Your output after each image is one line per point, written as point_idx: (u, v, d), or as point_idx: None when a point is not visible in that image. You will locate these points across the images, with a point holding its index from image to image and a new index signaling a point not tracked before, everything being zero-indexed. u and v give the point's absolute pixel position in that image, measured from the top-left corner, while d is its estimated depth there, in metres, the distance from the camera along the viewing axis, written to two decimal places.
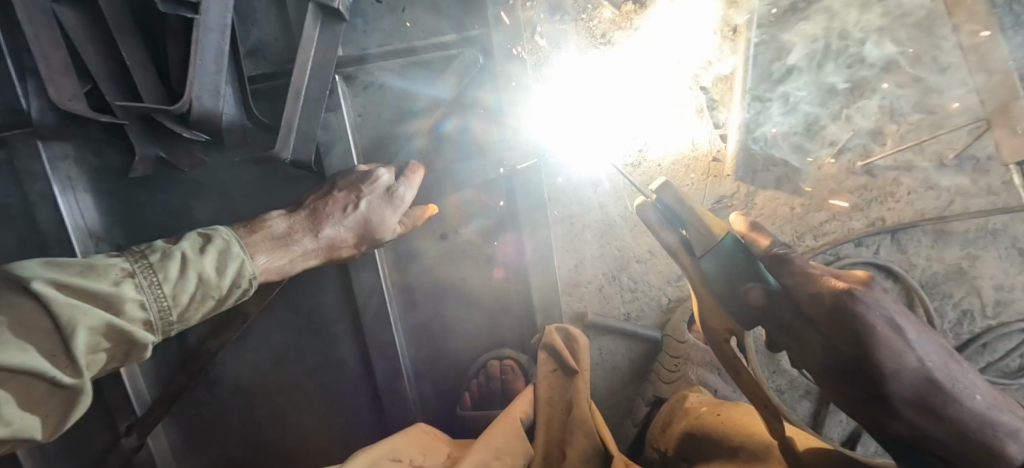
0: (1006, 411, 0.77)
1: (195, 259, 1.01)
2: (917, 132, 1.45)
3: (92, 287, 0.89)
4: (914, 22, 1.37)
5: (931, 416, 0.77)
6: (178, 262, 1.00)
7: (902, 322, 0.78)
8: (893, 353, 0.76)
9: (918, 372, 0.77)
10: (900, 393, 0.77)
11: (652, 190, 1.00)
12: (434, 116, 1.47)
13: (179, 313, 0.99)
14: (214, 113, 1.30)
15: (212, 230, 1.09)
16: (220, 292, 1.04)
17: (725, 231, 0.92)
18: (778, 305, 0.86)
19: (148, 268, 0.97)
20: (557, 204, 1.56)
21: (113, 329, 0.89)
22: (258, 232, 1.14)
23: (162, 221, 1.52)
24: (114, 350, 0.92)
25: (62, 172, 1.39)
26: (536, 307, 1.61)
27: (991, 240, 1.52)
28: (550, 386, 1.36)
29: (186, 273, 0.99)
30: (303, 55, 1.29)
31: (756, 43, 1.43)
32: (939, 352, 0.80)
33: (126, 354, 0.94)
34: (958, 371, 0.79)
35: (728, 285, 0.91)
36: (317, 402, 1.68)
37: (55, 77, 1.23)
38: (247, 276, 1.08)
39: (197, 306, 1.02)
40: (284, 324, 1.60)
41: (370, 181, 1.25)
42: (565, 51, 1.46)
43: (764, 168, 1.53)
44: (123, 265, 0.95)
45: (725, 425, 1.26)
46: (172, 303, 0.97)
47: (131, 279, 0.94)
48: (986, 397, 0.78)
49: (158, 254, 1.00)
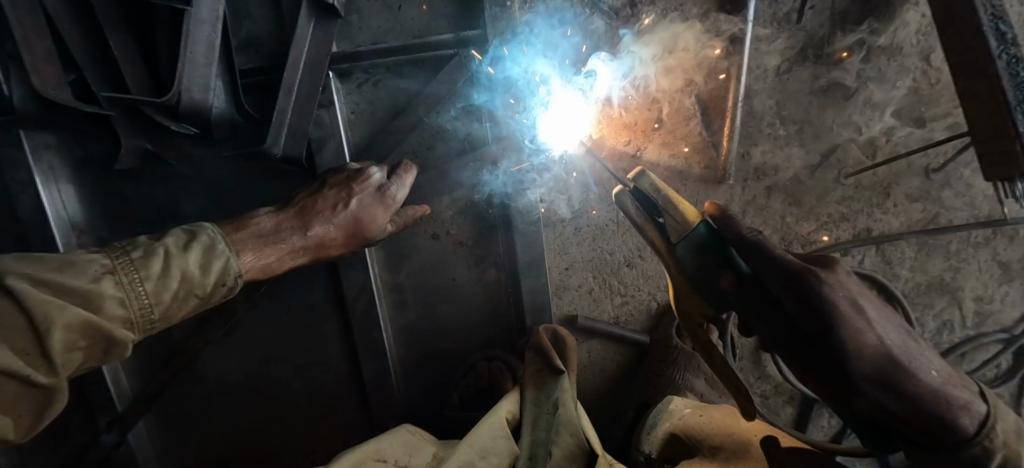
0: (955, 387, 0.90)
1: (178, 256, 0.99)
2: (903, 145, 1.49)
3: (70, 284, 0.87)
4: (904, 37, 1.41)
5: (890, 392, 0.88)
6: (160, 259, 0.97)
7: (863, 302, 0.88)
8: (858, 334, 0.86)
9: (881, 351, 0.87)
10: (862, 371, 0.87)
11: (631, 177, 1.09)
12: (423, 111, 1.43)
13: (161, 311, 0.97)
14: (204, 106, 1.29)
15: (198, 226, 1.07)
16: (204, 291, 1.03)
17: (698, 219, 1.03)
18: (749, 292, 0.97)
19: (128, 265, 0.95)
20: (550, 207, 1.55)
21: (90, 327, 0.87)
22: (245, 230, 1.13)
23: (147, 215, 1.48)
24: (93, 349, 0.90)
25: (45, 162, 1.39)
26: (526, 309, 1.60)
27: (972, 253, 1.55)
28: (536, 387, 1.34)
29: (169, 271, 0.97)
30: (297, 51, 1.29)
31: (752, 51, 1.45)
32: (899, 332, 0.90)
33: (105, 353, 0.92)
34: (916, 350, 0.90)
35: (702, 271, 1.02)
36: (303, 400, 1.66)
37: (40, 65, 1.20)
38: (233, 275, 1.07)
39: (180, 304, 1.00)
40: (271, 321, 1.58)
41: (359, 179, 1.23)
42: (560, 48, 1.45)
43: (755, 177, 1.54)
44: (104, 261, 0.93)
45: (706, 424, 1.32)
46: (154, 301, 0.96)
47: (110, 276, 0.92)
48: (938, 372, 0.90)
49: (139, 250, 0.98)
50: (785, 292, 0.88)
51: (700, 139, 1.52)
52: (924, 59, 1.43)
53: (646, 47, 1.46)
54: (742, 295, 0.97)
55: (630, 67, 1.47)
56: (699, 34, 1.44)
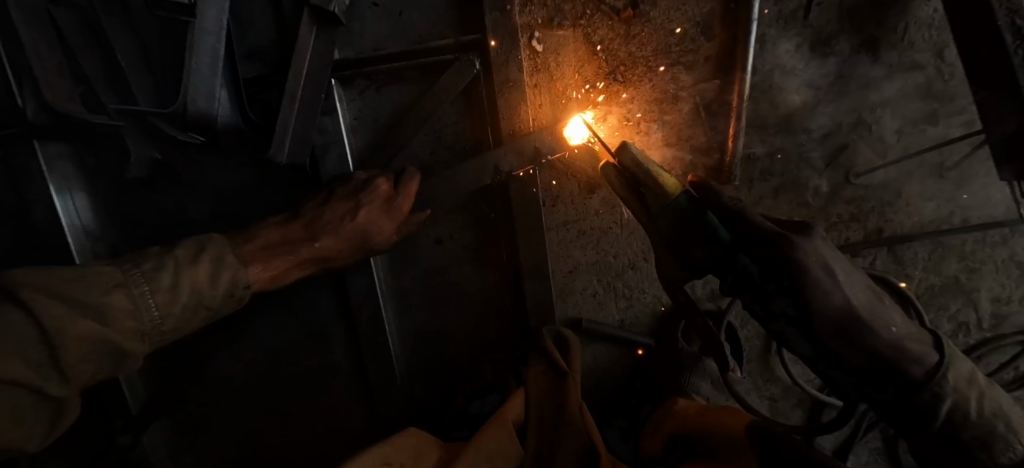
0: (914, 339, 0.89)
1: (188, 267, 1.02)
2: (917, 142, 1.45)
3: (81, 297, 0.89)
4: (922, 33, 1.37)
5: (849, 345, 0.89)
6: (171, 271, 1.00)
7: (833, 261, 0.91)
8: (819, 287, 0.89)
9: (840, 305, 0.89)
10: (822, 326, 0.89)
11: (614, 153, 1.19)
12: (427, 115, 1.42)
13: (170, 323, 0.99)
14: (210, 116, 1.31)
15: (206, 240, 1.10)
16: (213, 300, 1.05)
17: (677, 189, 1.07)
18: (714, 252, 1.01)
19: (139, 277, 0.97)
20: (555, 212, 1.52)
21: (103, 338, 0.89)
22: (253, 243, 1.15)
23: (156, 222, 1.53)
24: (104, 360, 0.93)
25: (59, 173, 1.45)
26: (530, 312, 1.57)
27: (988, 252, 1.52)
28: (539, 388, 1.32)
29: (180, 281, 1.00)
30: (301, 58, 1.30)
31: (773, 38, 1.38)
32: (862, 289, 0.92)
33: (115, 365, 0.95)
34: (879, 307, 0.90)
35: (677, 234, 1.05)
36: (313, 403, 1.69)
37: (52, 78, 1.24)
38: (241, 286, 1.09)
39: (190, 315, 1.02)
40: (279, 325, 1.60)
41: (370, 191, 1.24)
42: (559, 39, 1.40)
43: (766, 180, 1.51)
44: (117, 274, 0.96)
45: (708, 422, 1.29)
46: (166, 312, 0.98)
47: (123, 288, 0.95)
48: (899, 328, 0.89)
49: (150, 263, 1.01)
50: (743, 235, 0.95)
51: (710, 141, 1.47)
52: (937, 55, 1.38)
53: (646, 48, 1.41)
54: (713, 260, 1.01)
55: (644, 64, 1.43)
56: (706, 32, 1.40)
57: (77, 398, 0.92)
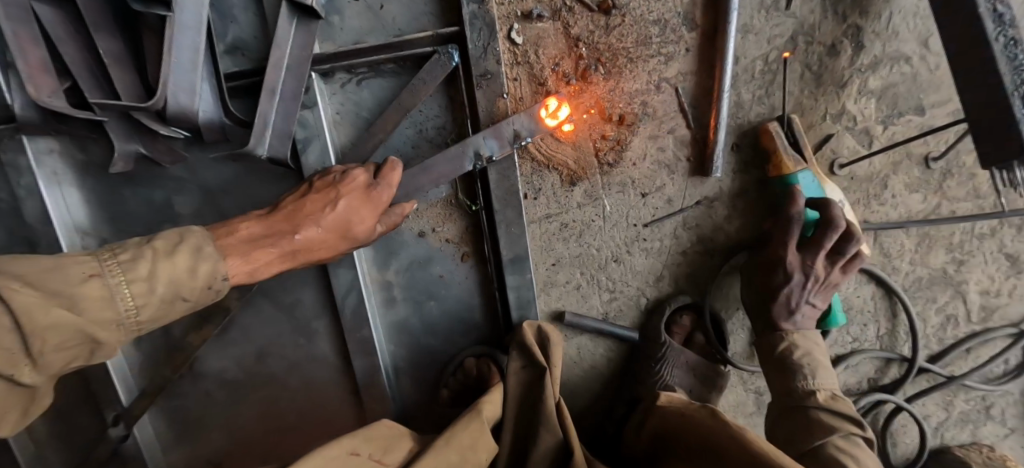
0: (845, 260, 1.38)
1: (165, 259, 1.00)
2: (902, 132, 1.44)
3: (58, 287, 0.89)
4: (908, 20, 1.35)
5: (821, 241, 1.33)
6: (147, 261, 0.99)
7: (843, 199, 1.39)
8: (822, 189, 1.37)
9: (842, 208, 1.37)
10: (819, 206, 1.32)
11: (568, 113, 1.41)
12: (404, 107, 1.39)
13: (147, 313, 0.99)
14: (191, 111, 1.32)
15: (186, 231, 1.09)
16: (190, 293, 1.04)
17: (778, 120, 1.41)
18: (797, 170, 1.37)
19: (116, 268, 0.96)
20: (535, 204, 1.53)
21: (76, 328, 0.90)
22: (230, 236, 1.15)
23: (144, 216, 1.55)
24: (78, 350, 0.94)
25: (48, 168, 1.46)
26: (513, 306, 1.56)
27: (977, 244, 1.50)
28: (518, 381, 1.33)
29: (157, 272, 0.99)
30: (279, 52, 1.30)
31: (754, 28, 1.37)
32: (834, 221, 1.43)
33: (91, 352, 0.96)
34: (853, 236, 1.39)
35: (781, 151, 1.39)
36: (300, 396, 1.70)
37: (35, 73, 1.25)
38: (220, 278, 1.09)
39: (167, 306, 1.02)
40: (265, 318, 1.62)
41: (347, 180, 1.24)
42: (540, 30, 1.40)
43: (748, 170, 1.49)
44: (92, 264, 0.94)
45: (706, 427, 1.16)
46: (140, 303, 0.97)
47: (98, 278, 0.93)
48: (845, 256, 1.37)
49: (127, 253, 0.99)
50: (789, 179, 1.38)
51: (692, 132, 1.47)
52: (923, 44, 1.36)
53: (627, 39, 1.40)
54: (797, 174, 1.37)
55: (626, 54, 1.42)
56: (688, 22, 1.39)
57: (50, 382, 0.94)
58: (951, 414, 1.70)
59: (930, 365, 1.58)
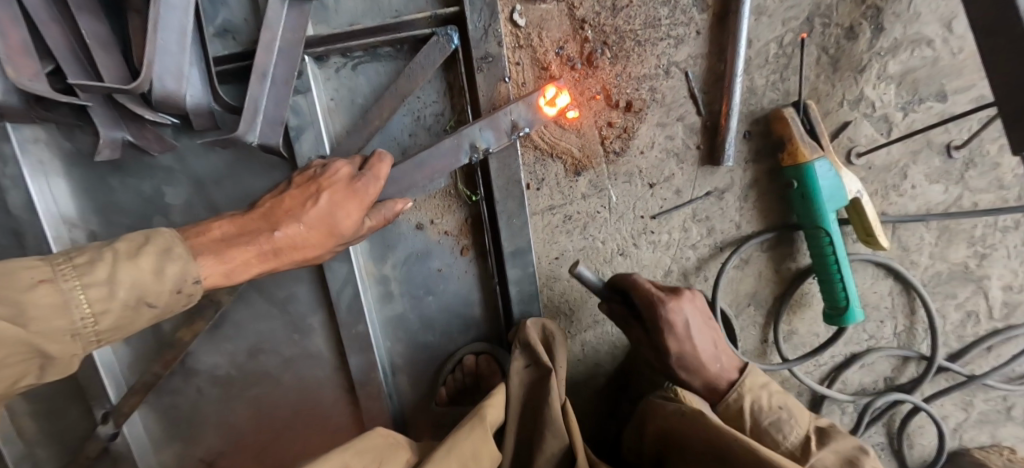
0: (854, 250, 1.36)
1: (127, 261, 0.92)
2: (923, 120, 1.38)
3: (0, 294, 0.80)
4: (930, 1, 1.28)
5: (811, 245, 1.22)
6: (107, 264, 0.90)
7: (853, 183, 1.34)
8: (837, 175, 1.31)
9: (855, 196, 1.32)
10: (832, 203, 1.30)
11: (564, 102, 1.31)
12: (401, 93, 1.33)
13: (106, 322, 0.91)
14: (178, 97, 1.26)
15: (153, 231, 1.00)
16: (157, 299, 0.96)
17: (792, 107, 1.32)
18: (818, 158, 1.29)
19: (71, 272, 0.88)
20: (537, 196, 1.46)
21: (20, 341, 0.82)
22: (202, 236, 1.07)
23: (133, 206, 1.50)
24: (27, 363, 0.86)
25: (34, 156, 1.41)
26: (514, 301, 1.50)
27: (1000, 238, 1.45)
28: (520, 383, 1.25)
29: (118, 276, 0.90)
30: (269, 34, 1.24)
31: (768, 10, 1.31)
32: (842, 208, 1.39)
33: (42, 366, 0.88)
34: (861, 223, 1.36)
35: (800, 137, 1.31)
36: (294, 394, 1.65)
37: (15, 55, 1.19)
38: (191, 281, 1.00)
39: (131, 314, 0.94)
40: (258, 313, 1.56)
41: (330, 173, 1.15)
42: (544, 11, 1.33)
43: (760, 160, 1.43)
44: (43, 268, 0.86)
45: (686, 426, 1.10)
46: (97, 311, 0.89)
47: (49, 283, 0.85)
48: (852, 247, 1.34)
49: (84, 255, 0.90)
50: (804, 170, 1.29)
51: (702, 120, 1.41)
52: (946, 27, 1.30)
53: (635, 22, 1.34)
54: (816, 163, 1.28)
55: (634, 37, 1.35)
56: (699, 4, 1.33)
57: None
58: (970, 415, 1.64)
59: (949, 364, 1.53)
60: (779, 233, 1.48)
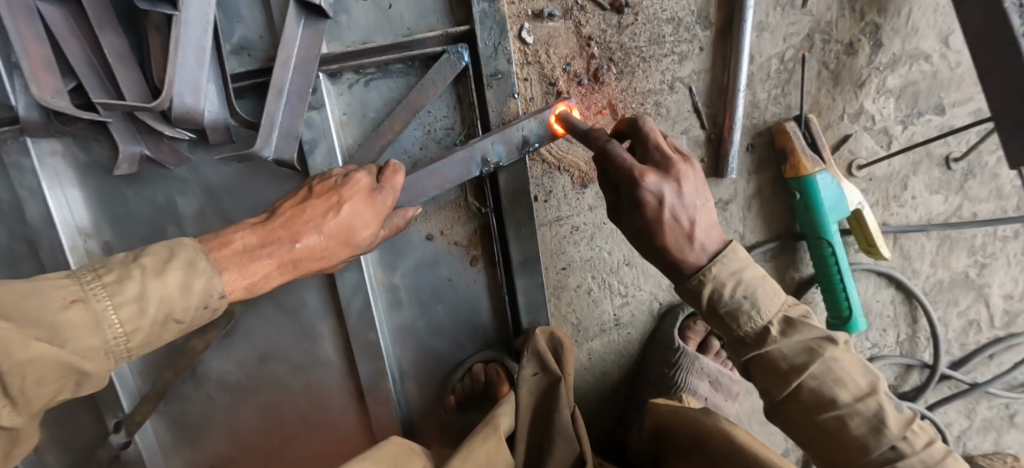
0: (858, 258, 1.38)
1: (154, 278, 0.94)
2: (922, 133, 1.41)
3: (35, 316, 0.83)
4: (928, 18, 1.32)
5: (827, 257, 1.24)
6: (135, 282, 0.93)
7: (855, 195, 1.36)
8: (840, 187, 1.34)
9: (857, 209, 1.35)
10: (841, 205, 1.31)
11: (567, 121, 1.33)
12: (412, 108, 1.37)
13: (138, 339, 0.94)
14: (196, 112, 1.30)
15: (177, 243, 1.03)
16: (184, 314, 0.99)
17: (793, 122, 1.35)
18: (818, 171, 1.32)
19: (101, 291, 0.91)
20: (544, 206, 1.49)
21: (59, 361, 0.85)
22: (226, 247, 1.07)
23: (147, 217, 1.53)
24: (63, 382, 0.89)
25: (50, 168, 1.44)
26: (522, 309, 1.53)
27: (1000, 247, 1.48)
28: (530, 391, 1.26)
29: (147, 294, 0.93)
30: (285, 52, 1.28)
31: (770, 27, 1.34)
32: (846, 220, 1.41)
33: (77, 384, 0.91)
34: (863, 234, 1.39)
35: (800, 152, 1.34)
36: (304, 401, 1.67)
37: (39, 73, 1.23)
38: (216, 296, 1.03)
39: (159, 330, 0.97)
40: (270, 322, 1.59)
41: (349, 184, 1.16)
42: (551, 29, 1.37)
43: (763, 171, 1.46)
44: (74, 288, 0.89)
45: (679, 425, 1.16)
46: (128, 329, 0.92)
47: (81, 303, 0.88)
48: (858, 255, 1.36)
49: (112, 274, 0.93)
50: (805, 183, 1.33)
51: (705, 133, 1.44)
52: (943, 42, 1.34)
53: (639, 39, 1.38)
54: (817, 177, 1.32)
55: (639, 53, 1.39)
56: (702, 21, 1.37)
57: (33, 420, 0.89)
58: (974, 422, 1.66)
59: (952, 371, 1.55)
60: (782, 243, 1.52)
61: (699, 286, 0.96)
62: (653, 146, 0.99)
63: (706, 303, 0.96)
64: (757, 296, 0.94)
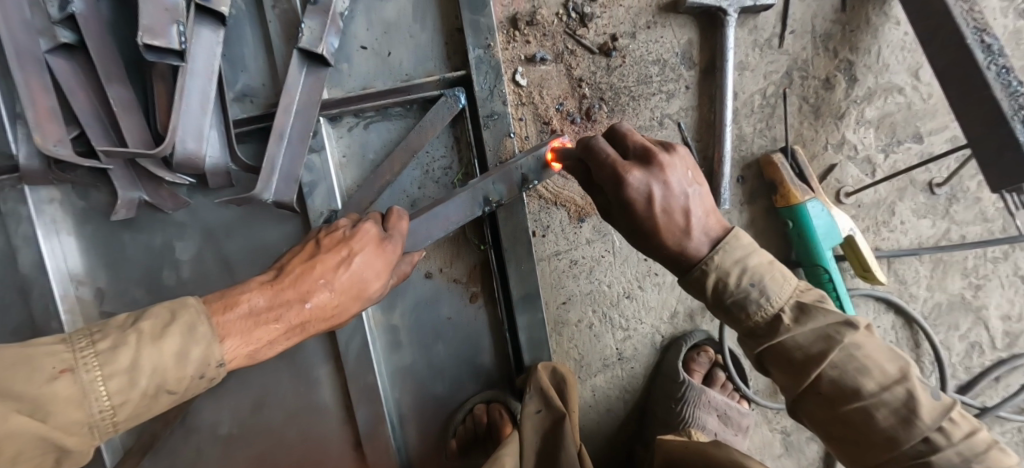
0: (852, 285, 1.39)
1: (151, 346, 0.86)
2: (905, 160, 1.46)
3: (17, 391, 0.76)
4: (895, 54, 1.41)
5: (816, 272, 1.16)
6: (129, 350, 0.85)
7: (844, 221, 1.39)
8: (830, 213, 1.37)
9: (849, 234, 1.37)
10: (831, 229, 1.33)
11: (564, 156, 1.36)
12: (411, 148, 1.40)
13: (124, 412, 0.86)
14: (197, 157, 1.31)
15: (181, 303, 0.93)
16: (177, 385, 0.90)
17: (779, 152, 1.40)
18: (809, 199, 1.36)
19: (92, 361, 0.83)
20: (542, 242, 1.51)
21: (39, 438, 0.79)
22: (230, 312, 0.98)
23: (143, 263, 1.51)
24: (42, 459, 0.82)
25: (47, 216, 1.44)
26: (523, 347, 1.50)
27: (991, 268, 1.50)
28: (533, 430, 1.23)
29: (140, 364, 0.84)
30: (287, 97, 1.32)
31: (750, 66, 1.42)
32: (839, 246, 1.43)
33: (56, 458, 0.84)
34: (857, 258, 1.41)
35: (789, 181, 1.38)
36: (298, 452, 1.60)
37: (43, 123, 1.26)
38: (214, 365, 0.93)
39: (150, 401, 0.88)
40: (264, 367, 1.54)
41: (359, 234, 1.13)
42: (543, 71, 1.44)
43: (753, 202, 1.50)
44: (64, 355, 0.81)
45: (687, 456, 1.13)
46: (116, 401, 0.84)
47: (68, 374, 0.81)
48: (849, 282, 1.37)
49: (107, 340, 0.85)
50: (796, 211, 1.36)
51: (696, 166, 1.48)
52: (913, 76, 1.42)
53: (628, 79, 1.45)
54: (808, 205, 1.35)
55: (628, 92, 1.45)
56: (686, 62, 1.44)
57: None
58: None
59: (960, 396, 1.52)
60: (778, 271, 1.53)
61: (702, 277, 0.89)
62: (631, 142, 0.94)
63: (711, 293, 0.89)
64: (765, 285, 0.87)
